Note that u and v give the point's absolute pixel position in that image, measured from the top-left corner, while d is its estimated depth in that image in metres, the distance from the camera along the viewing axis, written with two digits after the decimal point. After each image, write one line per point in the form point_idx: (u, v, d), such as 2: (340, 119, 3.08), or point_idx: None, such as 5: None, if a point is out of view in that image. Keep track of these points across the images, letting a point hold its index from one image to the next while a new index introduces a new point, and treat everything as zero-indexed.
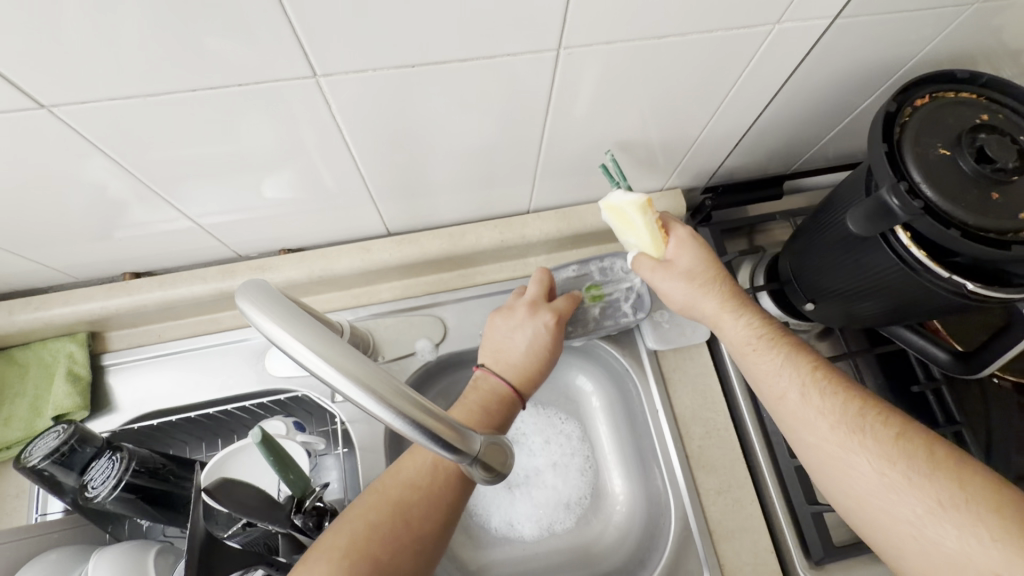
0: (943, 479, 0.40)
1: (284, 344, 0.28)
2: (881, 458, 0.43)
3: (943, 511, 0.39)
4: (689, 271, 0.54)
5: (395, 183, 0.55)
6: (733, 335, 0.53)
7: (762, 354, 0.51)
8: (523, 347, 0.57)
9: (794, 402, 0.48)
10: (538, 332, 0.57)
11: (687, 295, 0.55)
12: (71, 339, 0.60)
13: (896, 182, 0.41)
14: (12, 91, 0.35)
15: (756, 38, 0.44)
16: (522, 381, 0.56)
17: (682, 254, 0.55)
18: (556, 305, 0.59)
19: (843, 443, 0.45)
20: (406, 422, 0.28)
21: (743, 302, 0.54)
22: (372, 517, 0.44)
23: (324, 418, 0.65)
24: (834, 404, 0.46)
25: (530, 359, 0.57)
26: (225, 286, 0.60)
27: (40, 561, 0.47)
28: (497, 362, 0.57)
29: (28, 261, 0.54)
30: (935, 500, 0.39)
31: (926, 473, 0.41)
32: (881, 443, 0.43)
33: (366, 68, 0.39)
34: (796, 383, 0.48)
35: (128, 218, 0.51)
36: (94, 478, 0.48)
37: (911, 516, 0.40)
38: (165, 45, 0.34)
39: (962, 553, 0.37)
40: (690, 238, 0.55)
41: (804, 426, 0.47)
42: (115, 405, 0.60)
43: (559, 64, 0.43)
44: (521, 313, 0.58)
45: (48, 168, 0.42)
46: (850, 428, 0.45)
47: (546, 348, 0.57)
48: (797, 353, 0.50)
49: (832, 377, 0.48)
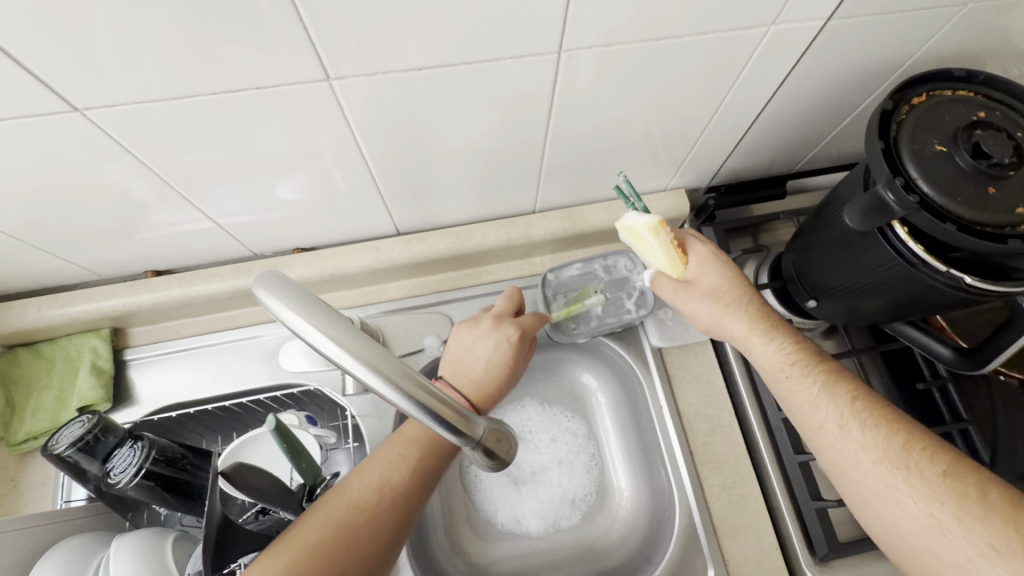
0: (995, 517, 0.38)
1: (299, 329, 0.29)
2: (927, 495, 0.41)
3: (994, 551, 0.37)
4: (713, 291, 0.54)
5: (405, 183, 0.57)
6: (769, 360, 0.52)
7: (803, 380, 0.50)
8: (485, 360, 0.55)
9: (836, 431, 0.47)
10: (499, 345, 0.56)
11: (713, 316, 0.55)
12: (95, 335, 0.62)
13: (892, 177, 0.42)
14: (48, 94, 0.38)
15: (752, 40, 0.46)
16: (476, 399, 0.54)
17: (711, 278, 0.55)
18: (521, 321, 0.58)
19: (884, 475, 0.43)
20: (412, 402, 0.30)
21: (779, 323, 0.54)
22: (311, 539, 0.41)
23: (334, 413, 0.67)
24: (875, 435, 0.45)
25: (491, 374, 0.55)
26: (241, 283, 0.62)
27: (64, 546, 0.50)
28: (457, 377, 0.55)
29: (57, 259, 0.57)
30: (982, 538, 0.38)
31: (974, 509, 0.39)
32: (926, 476, 0.42)
33: (375, 72, 0.41)
34: (834, 413, 0.47)
35: (151, 219, 0.54)
36: (117, 466, 0.50)
37: (961, 559, 0.39)
38: (190, 49, 0.36)
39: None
40: (711, 255, 0.55)
41: (845, 459, 0.46)
42: (136, 399, 0.62)
43: (562, 66, 0.44)
44: (484, 325, 0.57)
45: (80, 169, 0.45)
46: (894, 463, 0.43)
47: (505, 364, 0.55)
48: (838, 381, 0.49)
49: (872, 406, 0.47)
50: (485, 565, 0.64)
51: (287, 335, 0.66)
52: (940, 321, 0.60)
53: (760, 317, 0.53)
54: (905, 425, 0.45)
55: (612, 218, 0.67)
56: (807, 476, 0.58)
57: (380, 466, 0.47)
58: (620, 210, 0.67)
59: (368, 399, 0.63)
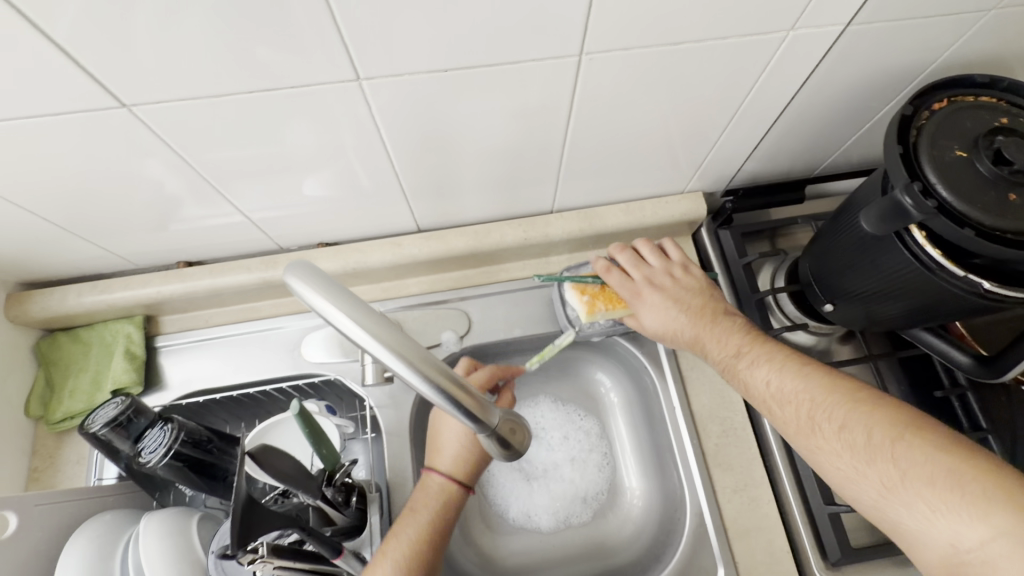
0: (940, 470, 0.39)
1: (328, 314, 0.31)
2: (864, 447, 0.43)
3: (945, 505, 0.38)
4: (656, 324, 0.60)
5: (427, 182, 0.58)
6: (716, 353, 0.56)
7: (750, 367, 0.53)
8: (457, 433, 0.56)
9: (787, 412, 0.49)
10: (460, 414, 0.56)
11: (664, 335, 0.60)
12: (129, 321, 0.65)
13: (910, 182, 0.42)
14: (99, 90, 0.40)
15: (772, 44, 0.46)
16: (466, 472, 0.55)
17: (650, 313, 0.60)
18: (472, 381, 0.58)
19: (832, 448, 0.45)
20: (431, 386, 0.31)
21: (722, 319, 0.58)
22: None
23: (352, 403, 0.69)
24: (821, 411, 0.47)
25: (466, 446, 0.56)
26: (268, 275, 0.64)
27: (97, 520, 0.53)
28: (438, 458, 0.56)
29: (96, 248, 0.60)
30: (932, 496, 0.38)
31: (920, 467, 0.40)
32: (871, 443, 0.43)
33: (402, 72, 0.43)
34: (776, 380, 0.51)
35: (186, 211, 0.56)
36: (147, 446, 0.53)
37: (907, 503, 0.40)
38: (230, 48, 0.38)
39: (970, 550, 0.36)
40: (647, 296, 0.60)
41: (790, 426, 0.49)
42: (165, 383, 0.65)
43: (582, 69, 0.45)
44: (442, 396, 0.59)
45: (123, 161, 0.47)
46: (831, 419, 0.46)
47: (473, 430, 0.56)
48: (784, 361, 0.52)
49: (808, 373, 0.50)
50: (496, 558, 0.65)
51: (309, 327, 0.68)
52: (960, 329, 0.60)
53: (703, 320, 0.58)
54: (849, 393, 0.47)
55: (629, 219, 0.68)
56: (820, 481, 0.58)
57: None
58: (637, 212, 0.68)
59: (385, 391, 0.65)
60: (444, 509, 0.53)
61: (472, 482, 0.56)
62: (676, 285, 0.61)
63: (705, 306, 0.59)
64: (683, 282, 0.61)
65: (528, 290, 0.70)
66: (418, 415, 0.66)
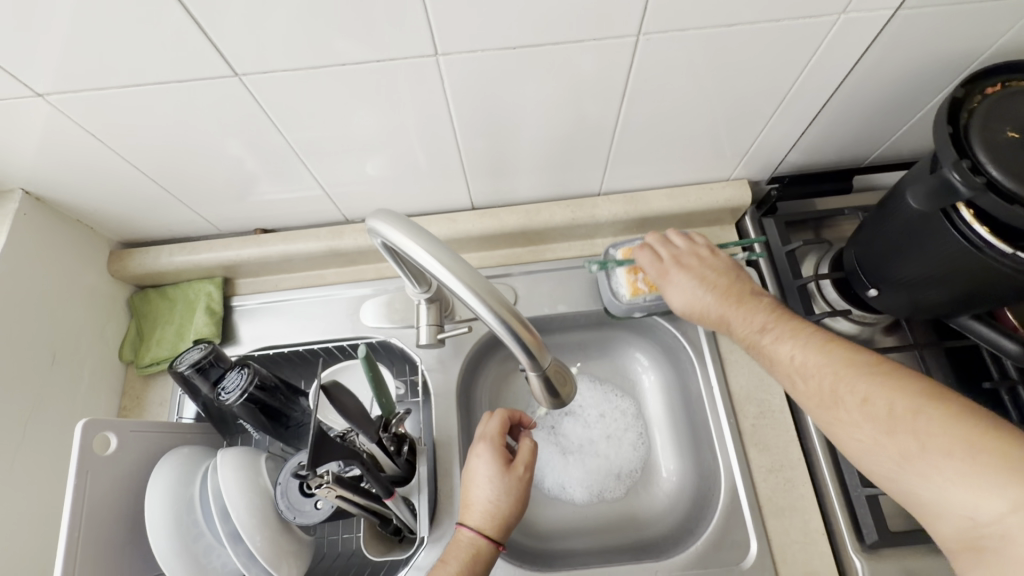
0: (959, 443, 0.40)
1: (406, 247, 0.38)
2: (887, 420, 0.44)
3: (964, 477, 0.39)
4: (686, 299, 0.62)
5: (488, 161, 0.63)
6: (740, 330, 0.58)
7: (773, 342, 0.55)
8: (484, 489, 0.54)
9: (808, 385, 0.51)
10: (484, 467, 0.55)
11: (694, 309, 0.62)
12: (210, 282, 0.72)
13: (959, 160, 0.43)
14: (218, 60, 0.46)
15: (824, 28, 0.48)
16: (496, 525, 0.53)
17: (677, 292, 0.62)
18: (492, 434, 0.58)
19: (853, 420, 0.47)
20: (494, 315, 0.37)
21: (745, 297, 0.60)
22: None
23: (402, 367, 0.74)
24: (837, 382, 0.49)
25: (493, 500, 0.54)
26: (334, 243, 0.70)
27: (177, 451, 0.58)
28: (468, 513, 0.54)
29: (189, 211, 0.67)
30: (948, 468, 0.40)
31: (937, 439, 0.41)
32: (892, 415, 0.44)
33: (474, 49, 0.47)
34: (799, 355, 0.52)
35: (270, 179, 0.62)
36: (228, 385, 0.58)
37: (928, 474, 0.41)
38: (331, 24, 0.44)
39: (981, 517, 0.38)
40: (678, 275, 0.62)
41: (811, 398, 0.50)
42: (238, 339, 0.71)
43: (639, 49, 0.49)
44: (469, 449, 0.58)
45: (225, 129, 0.54)
46: (853, 391, 0.47)
47: (499, 483, 0.54)
48: (807, 335, 0.53)
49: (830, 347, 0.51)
50: (531, 524, 0.68)
51: (368, 295, 0.74)
52: (1013, 321, 0.57)
53: (729, 297, 0.60)
54: (869, 365, 0.48)
55: (674, 204, 0.70)
56: None
57: None
58: (681, 196, 0.70)
59: (435, 355, 0.69)
60: (469, 569, 0.50)
61: (505, 537, 0.53)
62: (702, 265, 0.63)
63: (730, 285, 0.61)
64: (708, 261, 0.64)
65: (573, 270, 0.73)
66: (463, 381, 0.70)
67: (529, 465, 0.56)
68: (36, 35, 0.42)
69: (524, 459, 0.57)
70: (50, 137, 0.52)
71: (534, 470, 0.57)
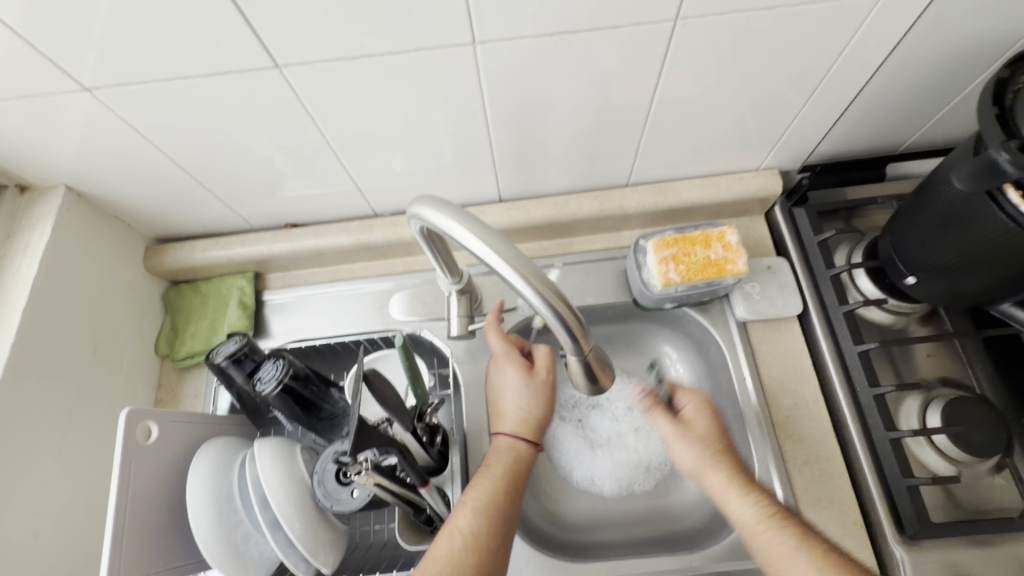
0: None
1: (452, 231, 0.38)
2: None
3: None
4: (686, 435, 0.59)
5: (518, 153, 0.63)
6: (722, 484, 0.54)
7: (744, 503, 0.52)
8: (513, 396, 0.57)
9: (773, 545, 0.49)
10: (509, 376, 0.57)
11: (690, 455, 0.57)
12: (242, 276, 0.73)
13: (1006, 140, 0.42)
14: (261, 51, 0.47)
15: (862, 11, 0.48)
16: (531, 428, 0.56)
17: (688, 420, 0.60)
18: (503, 344, 0.58)
19: None
20: (541, 300, 0.37)
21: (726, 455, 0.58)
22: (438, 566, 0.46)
23: (432, 360, 0.74)
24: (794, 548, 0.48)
25: (524, 406, 0.56)
26: (364, 237, 0.71)
27: (213, 442, 0.59)
28: (501, 422, 0.57)
29: (224, 206, 0.68)
30: None
31: None
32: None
33: (510, 37, 0.47)
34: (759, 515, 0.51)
35: (303, 174, 0.63)
36: (263, 376, 0.59)
37: None
38: (371, 14, 0.44)
39: None
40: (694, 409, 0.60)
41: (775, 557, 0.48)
42: (270, 333, 0.72)
43: (676, 34, 0.49)
44: (490, 367, 0.59)
45: (262, 121, 0.55)
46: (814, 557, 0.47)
47: (526, 391, 0.56)
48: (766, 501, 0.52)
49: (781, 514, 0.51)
50: (562, 516, 0.67)
51: (396, 288, 0.74)
52: None
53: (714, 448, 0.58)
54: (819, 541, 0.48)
55: (703, 194, 0.70)
56: (899, 455, 0.56)
57: (465, 516, 0.50)
58: (710, 187, 0.70)
59: (464, 347, 0.69)
60: (514, 468, 0.53)
61: (540, 438, 0.56)
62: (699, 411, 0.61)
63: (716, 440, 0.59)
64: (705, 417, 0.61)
65: (600, 263, 0.73)
66: None
67: (549, 368, 0.58)
68: (87, 28, 0.43)
69: (545, 366, 0.58)
70: (97, 133, 0.53)
71: (555, 373, 0.59)
